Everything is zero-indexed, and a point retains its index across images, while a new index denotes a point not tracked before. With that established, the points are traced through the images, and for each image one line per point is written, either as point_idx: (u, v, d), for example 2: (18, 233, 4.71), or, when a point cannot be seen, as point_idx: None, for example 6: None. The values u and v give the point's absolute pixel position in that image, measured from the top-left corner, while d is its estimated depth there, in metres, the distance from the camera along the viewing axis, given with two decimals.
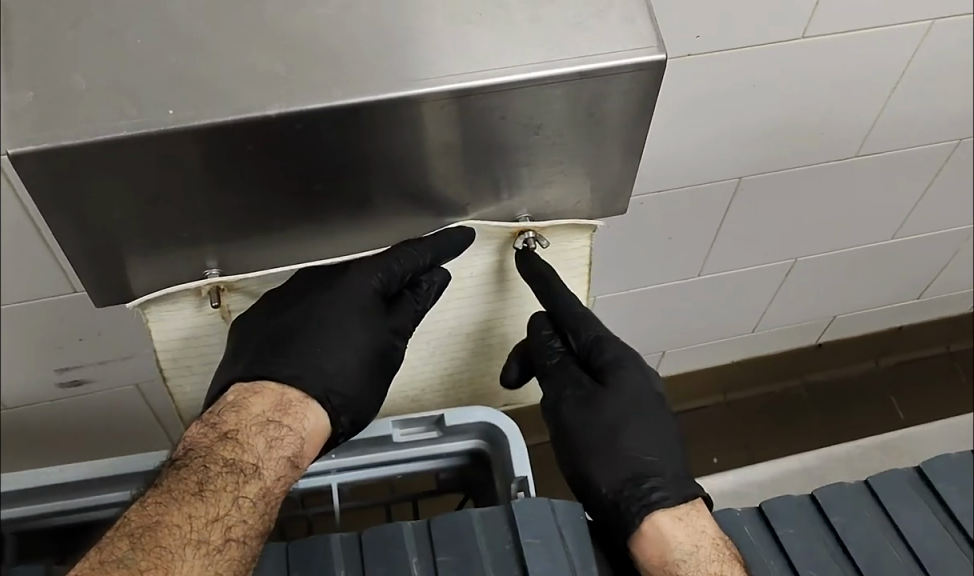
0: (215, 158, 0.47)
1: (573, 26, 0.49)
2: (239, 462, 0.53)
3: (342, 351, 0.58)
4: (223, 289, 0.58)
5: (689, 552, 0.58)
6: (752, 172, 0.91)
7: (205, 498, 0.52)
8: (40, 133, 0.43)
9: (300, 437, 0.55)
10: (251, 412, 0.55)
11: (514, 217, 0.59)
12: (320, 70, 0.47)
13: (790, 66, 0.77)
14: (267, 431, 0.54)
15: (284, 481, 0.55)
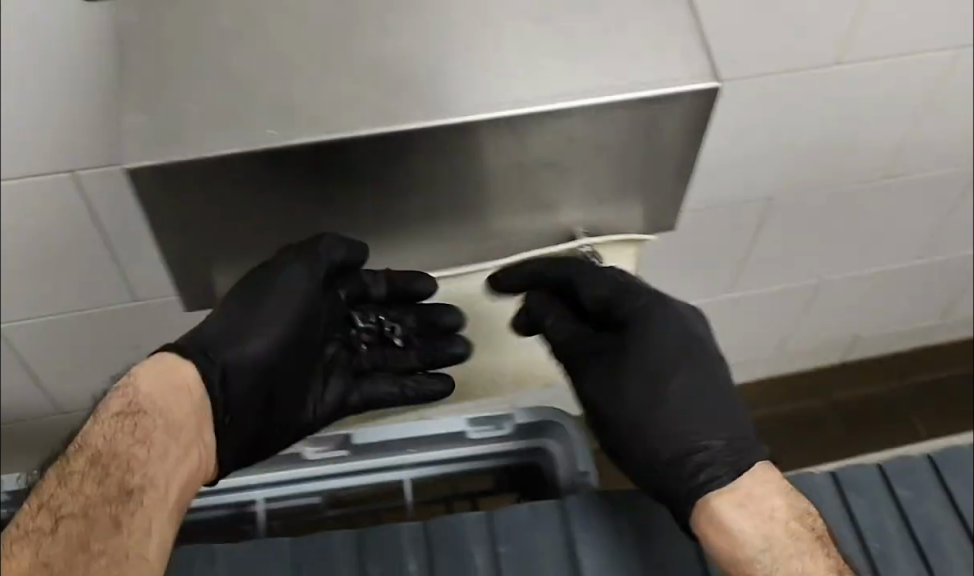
0: (307, 176, 0.52)
1: (636, 55, 0.53)
2: (111, 412, 0.55)
3: (272, 337, 0.60)
4: None
5: (762, 547, 0.59)
6: (784, 192, 0.96)
7: (82, 456, 0.54)
8: (155, 151, 0.49)
9: (142, 375, 0.56)
10: (140, 388, 0.56)
11: (570, 233, 0.62)
12: (404, 95, 0.51)
13: (820, 87, 0.84)
14: (132, 382, 0.56)
15: (167, 415, 0.56)
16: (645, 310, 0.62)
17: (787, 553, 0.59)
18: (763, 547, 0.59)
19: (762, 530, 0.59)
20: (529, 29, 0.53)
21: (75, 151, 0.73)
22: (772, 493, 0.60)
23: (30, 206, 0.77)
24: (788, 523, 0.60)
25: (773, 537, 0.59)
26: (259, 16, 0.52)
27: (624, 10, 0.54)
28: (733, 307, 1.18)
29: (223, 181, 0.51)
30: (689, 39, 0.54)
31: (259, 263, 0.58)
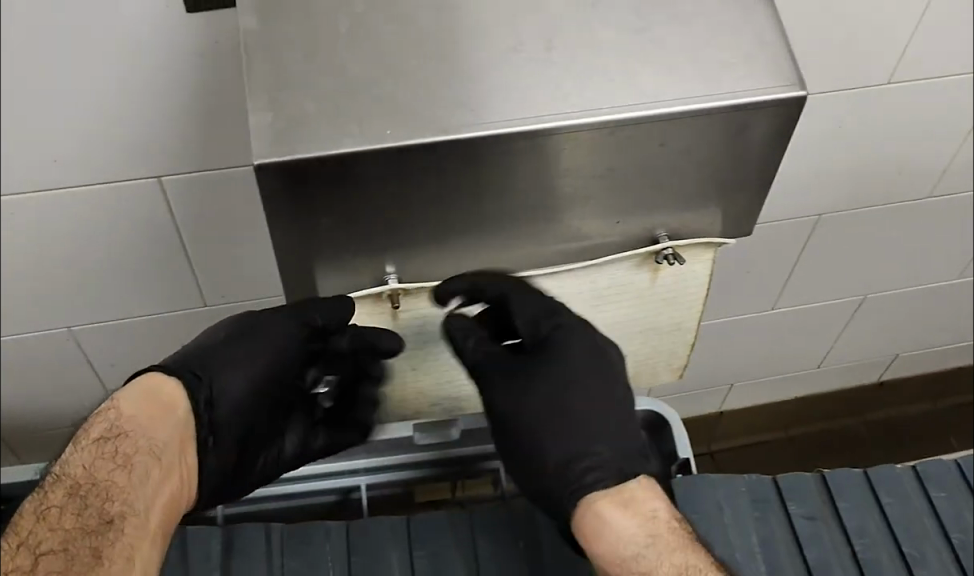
0: (416, 174, 0.54)
1: (727, 65, 0.56)
2: (94, 442, 0.66)
3: (252, 368, 0.71)
4: (401, 294, 0.64)
5: (638, 542, 0.67)
6: (831, 211, 1.00)
7: (67, 485, 0.64)
8: (279, 149, 0.51)
9: (125, 404, 0.67)
10: (124, 411, 0.66)
11: (653, 236, 0.64)
12: (511, 99, 0.54)
13: (874, 108, 0.87)
14: (112, 412, 0.66)
15: (142, 443, 0.66)
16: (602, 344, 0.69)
17: (663, 553, 0.67)
18: (638, 542, 0.67)
19: (644, 527, 0.67)
20: (626, 37, 0.56)
21: (165, 152, 0.80)
22: (660, 505, 0.69)
23: (116, 202, 0.84)
24: (653, 524, 0.68)
25: (644, 536, 0.67)
26: (369, 24, 0.55)
27: (716, 21, 0.57)
28: (778, 325, 1.20)
29: (339, 179, 0.53)
30: (779, 49, 0.56)
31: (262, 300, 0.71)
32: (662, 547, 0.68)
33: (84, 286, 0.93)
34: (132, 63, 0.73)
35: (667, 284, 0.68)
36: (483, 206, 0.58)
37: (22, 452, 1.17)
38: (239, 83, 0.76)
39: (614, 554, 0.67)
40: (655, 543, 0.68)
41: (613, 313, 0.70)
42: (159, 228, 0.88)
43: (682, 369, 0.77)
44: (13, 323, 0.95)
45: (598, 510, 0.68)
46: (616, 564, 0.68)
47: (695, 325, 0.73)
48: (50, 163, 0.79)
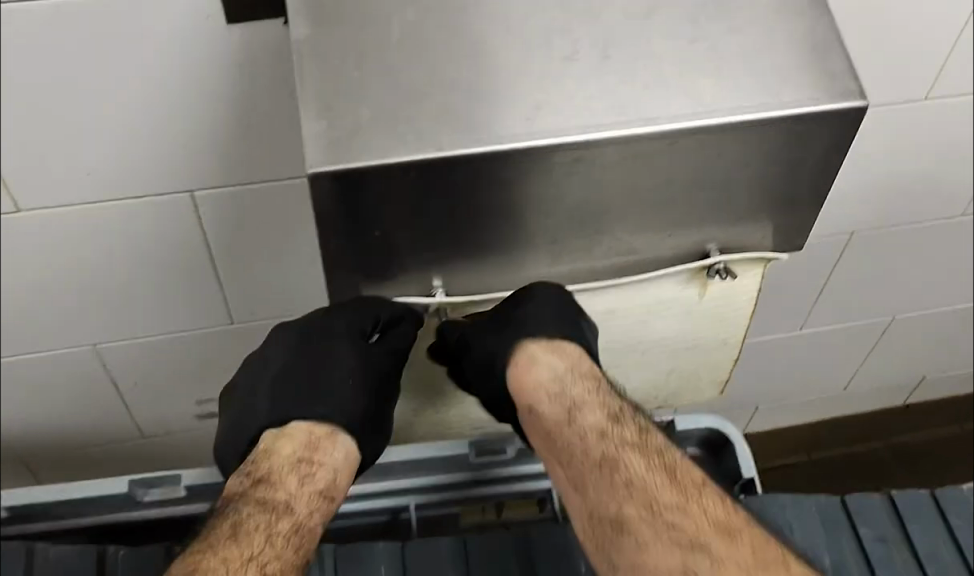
0: (471, 185, 0.53)
1: (787, 74, 0.55)
2: (272, 500, 0.63)
3: (341, 389, 0.65)
4: (449, 307, 0.63)
5: (560, 377, 0.65)
6: (863, 228, 1.03)
7: (241, 538, 0.62)
8: (335, 157, 0.50)
9: (320, 465, 0.65)
10: (303, 466, 0.64)
11: (704, 250, 0.63)
12: (568, 107, 0.52)
13: (910, 124, 0.91)
14: (299, 471, 0.64)
15: (318, 510, 0.65)
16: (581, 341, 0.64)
17: (582, 386, 0.65)
18: (560, 374, 0.65)
19: (573, 365, 0.65)
20: (683, 46, 0.55)
21: (198, 166, 0.79)
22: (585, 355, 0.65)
23: (147, 216, 0.83)
24: (580, 363, 0.65)
25: (568, 373, 0.65)
26: (422, 31, 0.54)
27: (773, 31, 0.56)
28: (807, 343, 1.21)
29: (394, 189, 0.52)
30: (839, 59, 0.55)
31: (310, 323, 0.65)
32: (582, 381, 0.65)
33: (112, 302, 0.92)
34: (171, 76, 0.72)
35: (715, 301, 0.67)
36: (535, 218, 0.57)
37: (41, 474, 1.16)
38: (275, 97, 0.75)
39: (532, 381, 0.65)
40: (579, 380, 0.64)
41: (660, 330, 0.69)
42: (189, 243, 0.87)
43: (725, 385, 0.76)
44: (39, 340, 0.94)
45: (531, 354, 0.65)
46: (531, 388, 0.66)
47: (741, 339, 0.71)
48: (83, 177, 0.78)
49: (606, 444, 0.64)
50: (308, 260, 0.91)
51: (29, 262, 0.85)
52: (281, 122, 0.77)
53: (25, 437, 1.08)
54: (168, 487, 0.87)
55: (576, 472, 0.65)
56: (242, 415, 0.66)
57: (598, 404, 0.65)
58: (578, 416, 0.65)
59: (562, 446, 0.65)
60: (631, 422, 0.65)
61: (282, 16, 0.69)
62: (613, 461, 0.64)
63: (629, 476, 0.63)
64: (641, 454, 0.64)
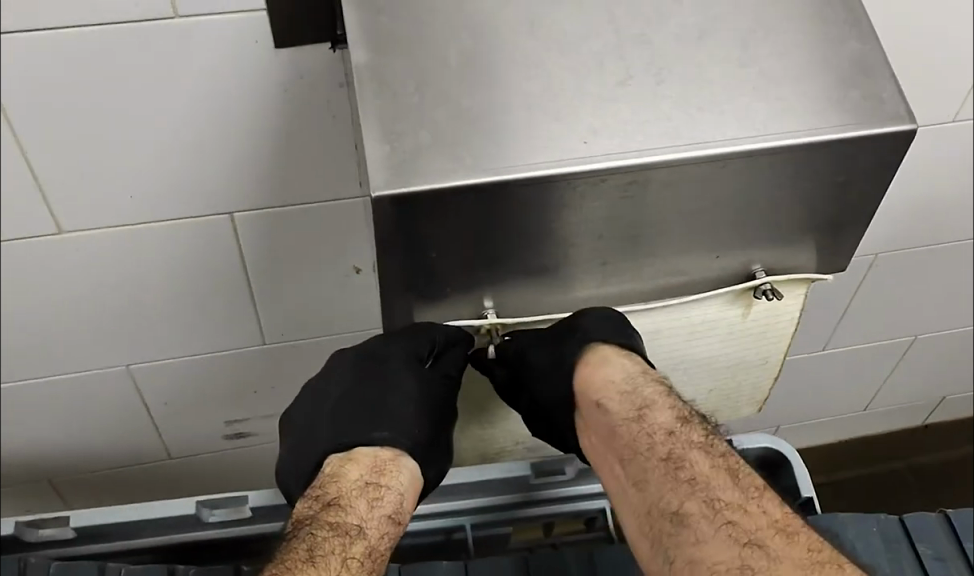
0: (527, 208, 0.54)
1: (837, 98, 0.55)
2: (344, 524, 0.62)
3: (405, 411, 0.64)
4: (499, 328, 0.64)
5: (632, 377, 0.63)
6: (887, 249, 1.03)
7: (316, 561, 0.60)
8: (397, 180, 0.51)
9: (389, 488, 0.63)
10: (372, 489, 0.62)
11: (749, 271, 0.63)
12: (623, 131, 0.53)
13: (934, 145, 0.92)
14: (368, 494, 0.62)
15: (388, 536, 0.63)
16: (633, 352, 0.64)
17: (653, 386, 0.63)
18: (633, 375, 0.63)
19: (645, 369, 0.64)
20: (735, 71, 0.56)
21: (238, 189, 0.80)
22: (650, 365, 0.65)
23: (186, 238, 0.84)
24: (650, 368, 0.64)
25: (639, 374, 0.63)
26: (478, 55, 0.54)
27: (820, 56, 0.57)
28: (830, 363, 1.22)
29: (453, 212, 0.53)
30: (887, 83, 0.56)
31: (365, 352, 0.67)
32: (652, 381, 0.63)
33: (147, 323, 0.93)
34: (216, 101, 0.73)
35: (759, 320, 0.68)
36: (588, 241, 0.57)
37: (67, 495, 1.16)
38: (317, 119, 0.76)
39: (601, 377, 0.64)
40: (650, 380, 0.63)
41: (703, 350, 0.69)
42: (226, 265, 0.88)
43: (763, 403, 0.77)
44: (74, 359, 0.95)
45: (603, 355, 0.64)
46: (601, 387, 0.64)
47: (782, 357, 0.72)
48: (126, 199, 0.79)
49: (673, 439, 0.61)
50: (341, 281, 0.92)
51: (68, 282, 0.86)
52: (322, 144, 0.78)
53: (54, 458, 1.09)
54: (233, 508, 0.86)
55: (638, 469, 0.62)
56: (305, 442, 0.66)
57: (669, 405, 0.63)
58: (647, 414, 0.63)
59: (626, 441, 0.63)
60: (698, 426, 0.63)
61: (327, 41, 0.70)
62: (679, 458, 0.61)
63: (692, 472, 0.60)
64: (707, 454, 0.61)
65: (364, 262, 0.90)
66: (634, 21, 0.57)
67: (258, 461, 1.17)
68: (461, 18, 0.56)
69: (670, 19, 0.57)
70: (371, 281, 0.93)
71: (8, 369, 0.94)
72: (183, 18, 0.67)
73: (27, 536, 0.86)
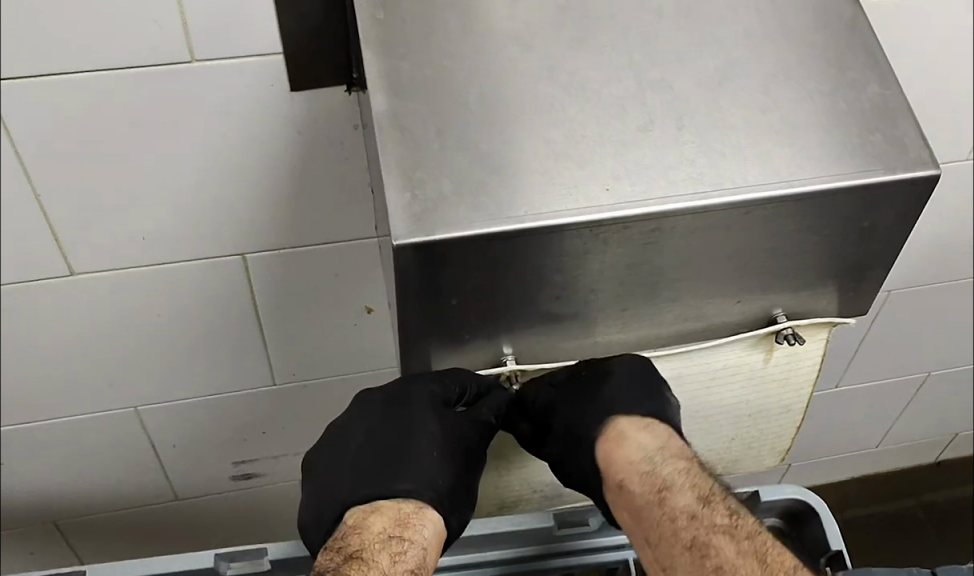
0: (549, 257, 0.53)
1: (859, 143, 0.55)
2: None
3: (429, 461, 0.64)
4: (518, 375, 0.63)
5: (650, 457, 0.65)
6: (899, 287, 1.03)
7: None
8: (419, 228, 0.50)
9: (413, 543, 0.61)
10: (395, 544, 0.61)
11: (770, 315, 0.63)
12: (646, 178, 0.53)
13: (948, 184, 0.91)
14: (390, 547, 0.61)
15: None
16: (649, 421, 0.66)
17: (673, 467, 0.65)
18: (649, 454, 0.65)
19: (662, 445, 0.65)
20: (757, 116, 0.55)
21: (252, 230, 0.80)
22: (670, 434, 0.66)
23: (199, 279, 0.83)
24: (669, 443, 0.66)
25: (658, 451, 0.65)
26: (499, 101, 0.54)
27: (841, 99, 0.56)
28: (843, 402, 1.21)
29: (475, 259, 0.52)
30: (909, 127, 0.56)
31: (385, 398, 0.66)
32: (672, 460, 0.65)
33: (158, 364, 0.92)
34: (231, 144, 0.73)
35: (780, 365, 0.67)
36: (610, 288, 0.57)
37: (72, 537, 1.14)
38: (330, 161, 0.76)
39: (622, 456, 0.66)
40: (667, 460, 0.65)
41: (723, 394, 0.69)
42: (239, 306, 0.87)
43: (785, 453, 0.76)
44: (83, 400, 0.94)
45: (619, 432, 0.67)
46: (621, 467, 0.66)
47: (803, 406, 0.72)
48: (139, 242, 0.79)
49: (695, 524, 0.63)
50: (353, 321, 0.91)
51: (79, 322, 0.85)
52: (336, 185, 0.78)
53: (59, 499, 1.07)
54: (252, 561, 0.77)
55: (664, 553, 0.64)
56: (325, 491, 0.65)
57: (688, 485, 0.65)
58: (669, 496, 0.64)
59: (650, 525, 0.65)
60: (721, 505, 0.64)
61: (343, 83, 0.70)
62: (703, 544, 0.62)
63: (718, 560, 0.62)
64: (732, 538, 0.63)
65: (377, 302, 0.90)
66: (653, 65, 0.56)
67: (265, 501, 1.16)
68: (480, 63, 0.55)
69: (689, 62, 0.57)
70: (384, 322, 0.92)
71: (15, 411, 0.93)
72: (201, 61, 0.67)
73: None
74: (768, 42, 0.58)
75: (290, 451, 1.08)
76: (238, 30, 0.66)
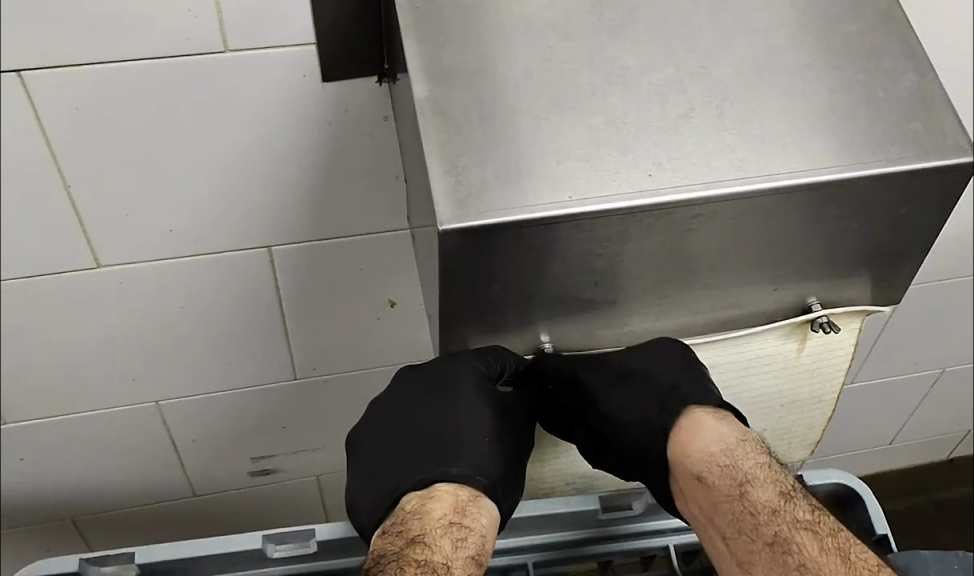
0: (590, 242, 0.54)
1: (898, 128, 0.55)
2: (430, 562, 0.60)
3: (478, 442, 0.64)
4: (555, 361, 0.64)
5: (731, 448, 0.65)
6: (919, 282, 1.03)
7: None
8: (463, 212, 0.50)
9: (476, 531, 0.62)
10: (459, 530, 0.61)
11: (804, 303, 0.63)
12: (687, 163, 0.53)
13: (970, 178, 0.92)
14: (452, 533, 0.61)
15: None
16: (723, 410, 0.66)
17: (753, 459, 0.65)
18: (731, 445, 0.65)
19: (742, 437, 0.65)
20: (797, 103, 0.55)
21: (279, 222, 0.80)
22: (742, 425, 0.66)
23: (225, 272, 0.83)
24: (747, 435, 0.66)
25: (738, 443, 0.65)
26: (538, 87, 0.54)
27: (879, 86, 0.57)
28: (858, 397, 1.21)
29: (517, 243, 0.52)
30: (947, 114, 0.56)
31: (427, 383, 0.66)
32: (753, 453, 0.65)
33: (180, 357, 0.92)
34: (261, 134, 0.73)
35: (812, 354, 0.67)
36: (648, 273, 0.57)
37: (88, 532, 1.14)
38: (358, 152, 0.76)
39: (700, 448, 0.65)
40: (749, 452, 0.65)
41: (754, 382, 0.69)
42: (264, 299, 0.87)
43: (815, 446, 0.77)
44: (105, 393, 0.94)
45: (696, 420, 0.66)
46: (698, 458, 0.66)
47: (833, 395, 0.72)
48: (166, 233, 0.79)
49: (777, 520, 0.63)
50: (376, 315, 0.92)
51: (104, 315, 0.85)
52: (363, 177, 0.78)
53: (78, 494, 1.07)
54: (299, 543, 0.78)
55: (743, 549, 0.64)
56: (379, 480, 0.65)
57: (769, 480, 0.65)
58: (751, 490, 0.64)
59: (729, 518, 0.64)
60: (801, 502, 0.64)
61: (374, 75, 0.70)
62: (785, 541, 0.62)
63: (801, 557, 0.62)
64: (815, 535, 0.63)
65: (401, 296, 0.90)
66: (692, 53, 0.57)
67: (282, 497, 1.16)
68: (520, 52, 0.56)
69: (728, 51, 0.57)
70: (407, 315, 0.92)
71: (37, 405, 0.93)
72: (234, 52, 0.67)
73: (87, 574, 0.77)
74: (806, 30, 0.58)
75: (308, 446, 1.08)
76: (273, 21, 0.66)
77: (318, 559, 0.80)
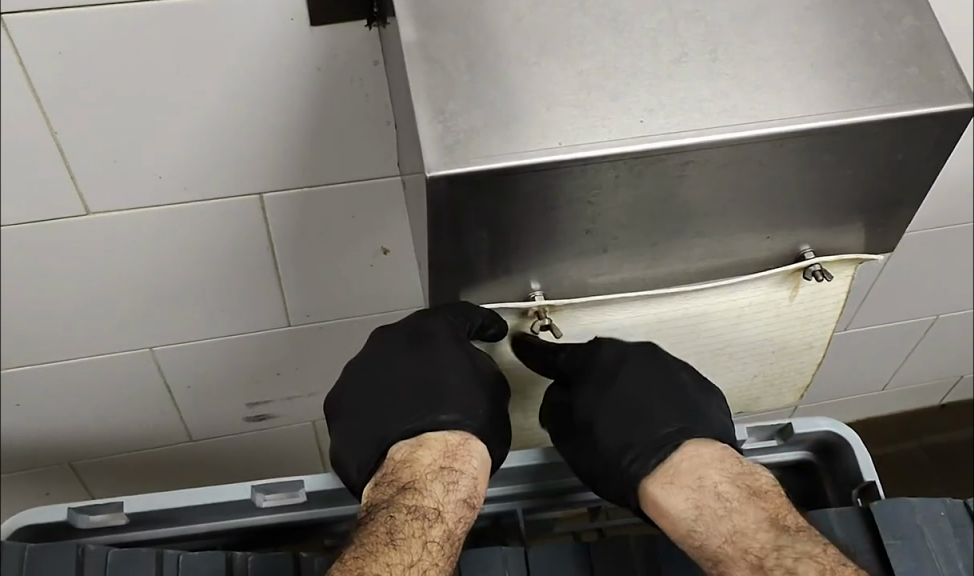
0: (581, 190, 0.53)
1: (896, 73, 0.54)
2: (422, 508, 0.63)
3: (458, 388, 0.65)
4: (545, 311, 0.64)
5: (689, 507, 0.67)
6: (915, 229, 1.02)
7: (398, 545, 0.61)
8: (451, 159, 0.50)
9: (468, 476, 0.64)
10: (448, 475, 0.64)
11: (797, 250, 0.63)
12: (680, 109, 0.52)
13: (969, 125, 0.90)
14: (443, 479, 0.64)
15: (463, 520, 0.65)
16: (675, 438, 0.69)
17: (717, 508, 0.67)
18: (689, 503, 0.67)
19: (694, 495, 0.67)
20: (792, 49, 0.54)
21: (268, 170, 0.79)
22: (693, 449, 0.68)
23: (217, 218, 0.83)
24: (697, 479, 0.67)
25: (696, 495, 0.67)
26: (528, 34, 0.53)
27: (875, 31, 0.55)
28: (852, 344, 1.21)
29: (505, 189, 0.52)
30: (946, 60, 0.54)
31: (408, 336, 0.67)
32: (714, 499, 0.67)
33: (175, 303, 0.92)
34: (248, 79, 0.71)
35: (805, 302, 0.68)
36: (640, 219, 0.57)
37: (86, 477, 1.15)
38: (348, 97, 0.74)
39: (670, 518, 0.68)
40: (710, 498, 0.67)
41: (747, 328, 0.70)
42: (257, 245, 0.86)
43: (806, 392, 0.79)
44: (100, 339, 0.94)
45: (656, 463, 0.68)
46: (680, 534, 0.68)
47: (825, 344, 0.73)
48: (157, 180, 0.78)
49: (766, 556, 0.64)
50: (370, 262, 0.91)
51: (97, 261, 0.85)
52: (352, 124, 0.77)
53: (77, 440, 1.08)
54: (288, 493, 0.79)
55: None
56: (363, 431, 0.66)
57: (743, 518, 0.66)
58: (740, 541, 0.65)
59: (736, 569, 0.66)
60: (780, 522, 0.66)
61: (363, 19, 0.69)
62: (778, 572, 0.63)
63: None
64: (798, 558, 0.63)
65: (394, 244, 0.90)
66: None
67: (277, 442, 1.17)
68: None
69: None
70: (401, 263, 0.92)
71: (34, 351, 0.93)
72: None
73: (76, 523, 0.79)
74: None
75: (303, 393, 1.08)
76: None
77: (309, 508, 0.81)
